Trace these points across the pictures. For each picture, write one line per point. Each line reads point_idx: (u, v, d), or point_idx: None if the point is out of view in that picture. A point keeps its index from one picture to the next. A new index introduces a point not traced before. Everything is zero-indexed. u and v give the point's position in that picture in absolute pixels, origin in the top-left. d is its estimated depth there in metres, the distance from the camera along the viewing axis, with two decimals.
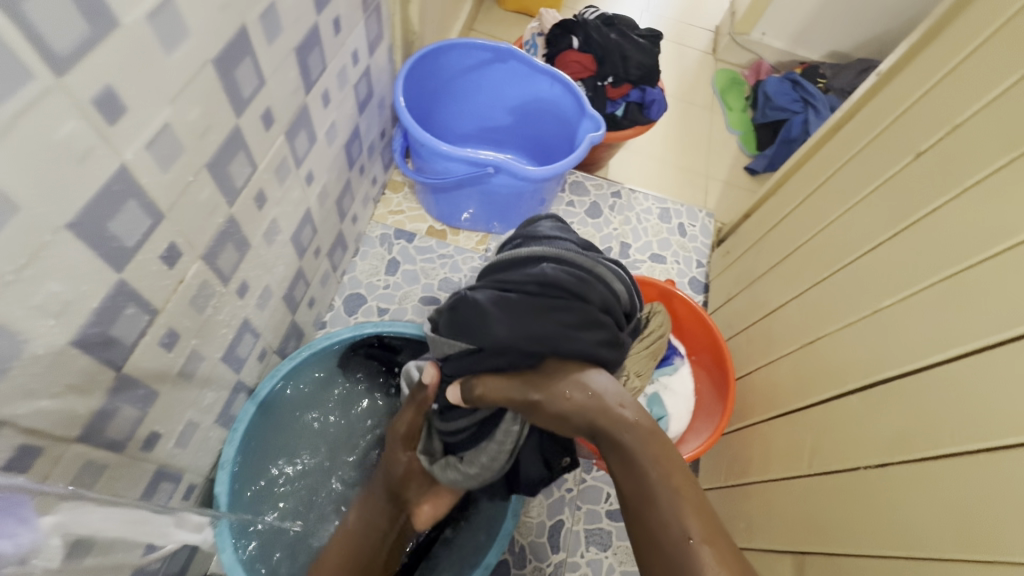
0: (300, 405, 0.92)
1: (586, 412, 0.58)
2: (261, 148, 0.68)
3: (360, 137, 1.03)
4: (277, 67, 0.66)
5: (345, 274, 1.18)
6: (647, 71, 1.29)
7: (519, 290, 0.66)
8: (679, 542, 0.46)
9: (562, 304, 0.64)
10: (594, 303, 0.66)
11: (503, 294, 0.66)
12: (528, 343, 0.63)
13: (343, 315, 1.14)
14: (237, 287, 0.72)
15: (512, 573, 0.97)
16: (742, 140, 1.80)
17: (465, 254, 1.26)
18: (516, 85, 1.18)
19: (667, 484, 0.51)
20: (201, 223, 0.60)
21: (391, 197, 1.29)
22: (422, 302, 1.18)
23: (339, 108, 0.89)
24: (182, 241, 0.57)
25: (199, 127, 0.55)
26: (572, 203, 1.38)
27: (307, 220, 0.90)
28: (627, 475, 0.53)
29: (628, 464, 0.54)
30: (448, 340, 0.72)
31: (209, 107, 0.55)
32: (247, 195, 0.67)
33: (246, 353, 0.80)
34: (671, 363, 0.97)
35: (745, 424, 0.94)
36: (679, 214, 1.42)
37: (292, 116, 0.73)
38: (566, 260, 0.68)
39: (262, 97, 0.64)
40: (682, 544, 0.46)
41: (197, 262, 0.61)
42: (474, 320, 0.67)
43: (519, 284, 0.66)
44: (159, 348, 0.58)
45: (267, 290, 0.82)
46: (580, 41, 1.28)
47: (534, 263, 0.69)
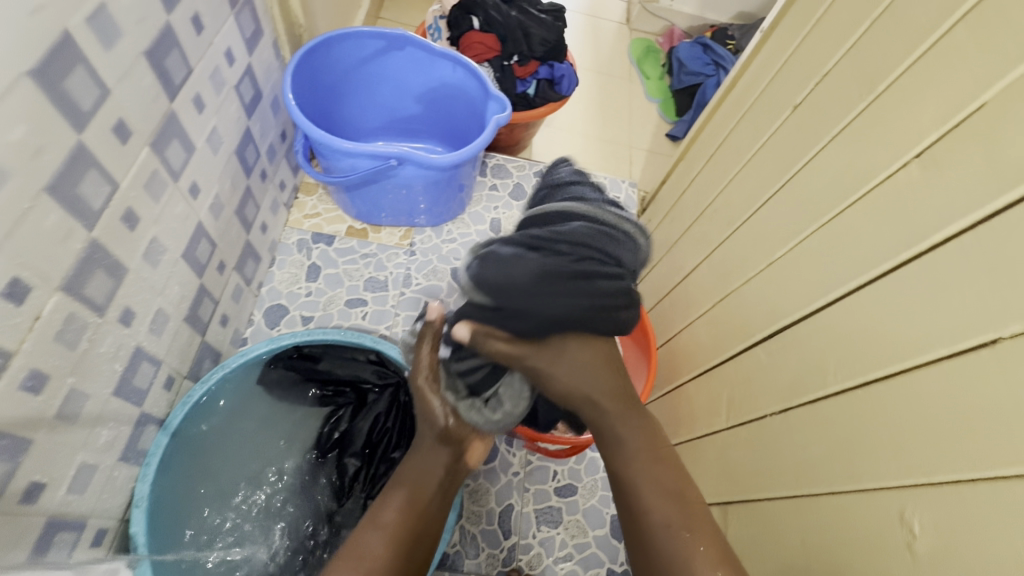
0: (222, 428, 0.87)
1: (574, 397, 0.69)
2: (120, 163, 0.63)
3: (254, 141, 0.98)
4: (124, 73, 0.61)
5: (263, 286, 1.13)
6: (551, 46, 1.28)
7: (552, 249, 0.62)
8: (659, 523, 0.60)
9: (599, 264, 0.63)
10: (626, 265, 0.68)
11: (535, 243, 0.62)
12: (557, 301, 0.62)
13: (265, 329, 1.09)
14: (120, 315, 0.68)
15: (465, 565, 0.96)
16: (661, 108, 1.82)
17: (389, 251, 1.23)
18: (419, 72, 1.14)
19: (666, 485, 0.63)
20: (52, 252, 0.55)
21: (306, 201, 1.24)
22: (348, 305, 1.15)
23: (220, 112, 0.84)
24: (28, 275, 0.52)
25: (27, 149, 0.50)
26: (495, 187, 1.37)
27: (200, 235, 0.85)
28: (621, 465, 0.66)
29: (623, 452, 0.67)
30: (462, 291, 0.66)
31: (36, 125, 0.50)
32: (111, 215, 0.63)
33: (147, 382, 0.76)
34: None
35: (674, 386, 0.97)
36: (603, 187, 1.44)
37: (157, 126, 0.68)
38: (595, 218, 0.67)
39: (110, 108, 0.60)
40: (666, 531, 0.60)
41: (55, 295, 0.56)
42: (503, 276, 0.61)
43: (552, 241, 0.62)
44: (19, 393, 0.54)
45: (162, 313, 0.77)
46: (481, 21, 1.26)
47: (565, 220, 0.67)
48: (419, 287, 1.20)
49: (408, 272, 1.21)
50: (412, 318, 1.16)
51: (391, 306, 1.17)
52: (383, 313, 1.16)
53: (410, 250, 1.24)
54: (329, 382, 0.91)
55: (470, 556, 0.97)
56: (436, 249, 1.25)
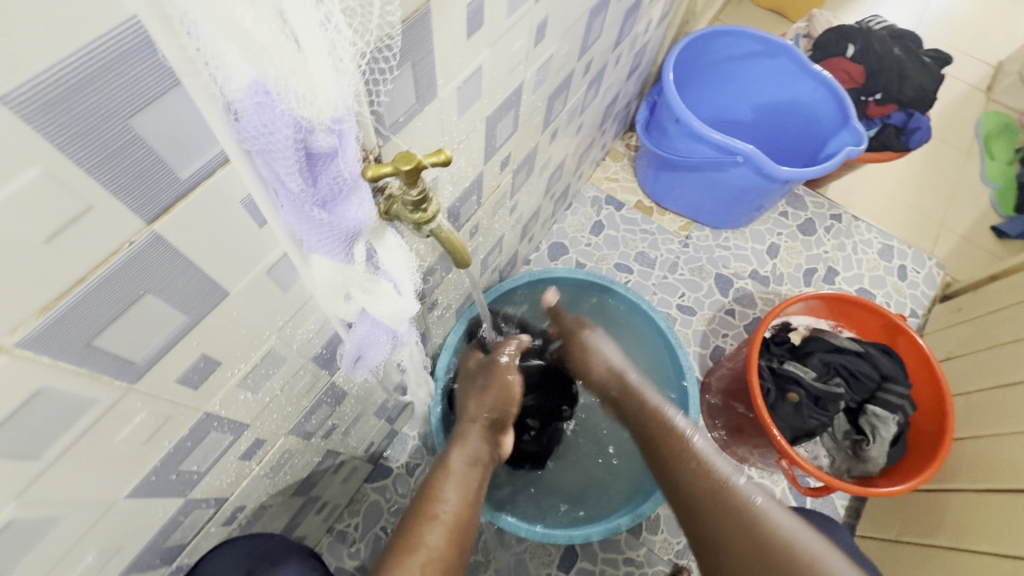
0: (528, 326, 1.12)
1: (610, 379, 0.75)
2: (573, 92, 0.77)
3: (617, 103, 1.10)
4: (612, 23, 0.74)
5: (556, 223, 1.28)
6: (923, 95, 1.19)
7: (887, 366, 0.88)
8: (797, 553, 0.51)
9: (892, 393, 0.86)
10: (899, 424, 0.85)
11: (889, 360, 0.89)
12: (828, 387, 0.87)
13: (546, 259, 1.25)
14: (511, 207, 0.84)
15: (642, 535, 1.01)
16: (998, 197, 1.44)
17: (666, 235, 1.29)
18: (776, 84, 1.15)
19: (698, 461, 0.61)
20: (524, 143, 0.70)
21: (611, 165, 1.36)
22: (616, 268, 1.25)
23: (619, 70, 0.96)
24: (511, 155, 0.68)
25: (559, 64, 0.64)
26: (786, 214, 1.33)
27: (560, 165, 0.99)
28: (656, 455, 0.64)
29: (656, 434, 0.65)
30: (818, 343, 0.92)
31: (571, 47, 0.64)
32: (548, 130, 0.78)
33: (489, 262, 0.93)
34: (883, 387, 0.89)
35: (947, 486, 0.89)
36: (903, 255, 1.31)
37: (597, 70, 0.82)
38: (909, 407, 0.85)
39: (592, 50, 0.73)
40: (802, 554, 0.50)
41: (508, 175, 0.72)
42: (858, 353, 0.90)
43: (890, 365, 0.88)
44: (467, 235, 0.71)
45: (520, 216, 0.94)
46: (857, 50, 1.22)
47: (898, 378, 0.87)
48: (681, 277, 1.25)
49: (676, 260, 1.27)
50: (665, 301, 1.22)
51: (651, 283, 1.24)
52: (643, 287, 1.24)
53: (684, 241, 1.29)
54: (621, 335, 1.10)
55: (649, 530, 1.01)
56: (709, 250, 1.28)
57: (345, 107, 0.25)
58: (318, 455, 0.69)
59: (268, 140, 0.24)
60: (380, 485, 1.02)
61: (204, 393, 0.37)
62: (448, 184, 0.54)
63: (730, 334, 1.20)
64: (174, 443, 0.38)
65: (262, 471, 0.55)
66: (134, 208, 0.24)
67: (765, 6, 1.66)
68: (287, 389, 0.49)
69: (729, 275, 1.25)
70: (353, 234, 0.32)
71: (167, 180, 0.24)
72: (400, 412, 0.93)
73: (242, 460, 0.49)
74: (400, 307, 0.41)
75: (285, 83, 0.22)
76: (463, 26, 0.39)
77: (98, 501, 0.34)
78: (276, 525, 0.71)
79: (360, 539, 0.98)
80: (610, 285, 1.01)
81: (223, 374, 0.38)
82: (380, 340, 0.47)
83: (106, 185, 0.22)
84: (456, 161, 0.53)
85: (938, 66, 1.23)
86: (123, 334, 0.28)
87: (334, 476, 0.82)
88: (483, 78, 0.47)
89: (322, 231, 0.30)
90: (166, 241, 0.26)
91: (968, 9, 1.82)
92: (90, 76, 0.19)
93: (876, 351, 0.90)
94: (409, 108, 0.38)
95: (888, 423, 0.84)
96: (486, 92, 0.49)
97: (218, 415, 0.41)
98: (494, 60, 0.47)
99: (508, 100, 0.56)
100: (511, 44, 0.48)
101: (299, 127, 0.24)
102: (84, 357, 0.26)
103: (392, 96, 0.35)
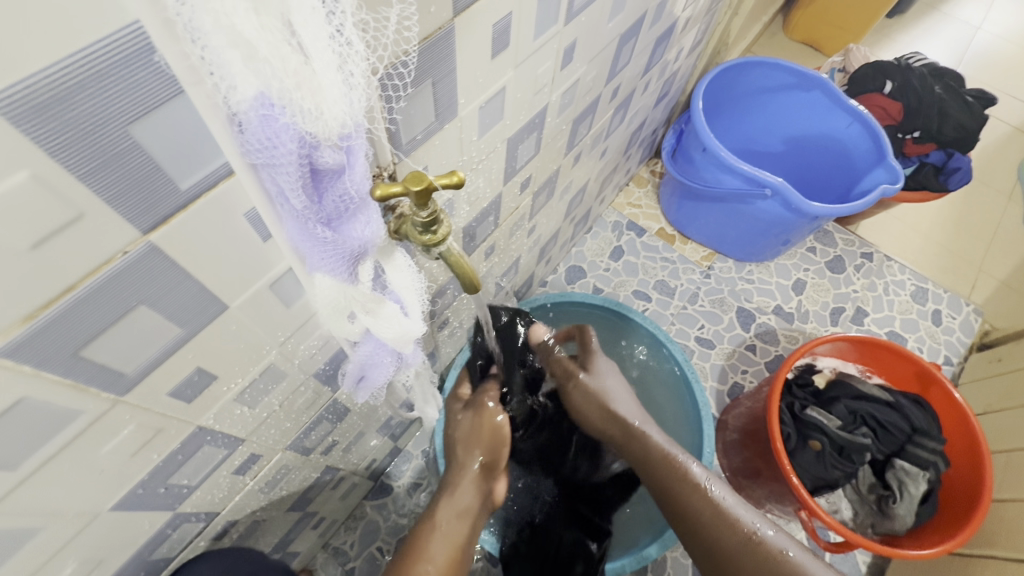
0: None
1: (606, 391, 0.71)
2: (599, 115, 0.76)
3: (645, 129, 1.09)
4: (642, 49, 0.73)
5: (575, 246, 1.26)
6: (964, 135, 1.15)
7: (917, 419, 0.83)
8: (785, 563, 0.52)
9: (922, 449, 0.81)
10: (930, 482, 0.80)
11: (920, 413, 0.84)
12: (855, 438, 0.82)
13: (563, 282, 1.23)
14: (529, 228, 0.83)
15: None
16: None
17: (688, 265, 1.26)
18: (809, 118, 1.12)
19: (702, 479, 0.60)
20: (547, 166, 0.69)
21: (634, 190, 1.34)
22: (635, 295, 1.22)
23: (648, 96, 0.94)
24: (532, 177, 0.67)
25: (586, 87, 0.63)
26: (814, 249, 1.29)
27: (582, 189, 0.98)
28: (665, 500, 0.61)
29: (663, 483, 0.61)
30: (843, 390, 0.88)
31: (599, 72, 0.63)
32: (572, 153, 0.76)
33: (504, 282, 0.92)
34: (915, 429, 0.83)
35: (983, 552, 0.83)
36: (938, 298, 1.25)
37: (624, 95, 0.80)
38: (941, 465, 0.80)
39: (621, 75, 0.72)
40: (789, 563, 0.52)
41: (529, 196, 0.71)
42: (885, 404, 0.86)
43: (921, 418, 0.83)
44: (482, 256, 0.70)
45: (538, 238, 0.92)
46: (894, 86, 1.19)
47: (928, 432, 0.83)
48: (701, 308, 1.21)
49: (697, 290, 1.23)
50: (684, 332, 1.19)
51: (670, 313, 1.21)
52: (661, 316, 1.20)
53: (706, 272, 1.25)
54: (639, 365, 1.05)
55: (654, 572, 0.94)
56: (732, 282, 1.24)
57: (355, 122, 0.24)
58: (316, 471, 0.67)
59: (272, 154, 0.23)
60: (379, 503, 0.99)
61: (197, 407, 0.36)
62: (465, 204, 0.53)
63: (750, 371, 1.15)
64: (164, 456, 0.36)
65: (257, 486, 0.54)
66: (129, 217, 0.23)
67: (798, 38, 1.64)
68: (286, 405, 0.48)
69: (751, 309, 1.21)
70: (358, 253, 0.31)
71: (166, 190, 0.23)
72: (405, 430, 0.91)
73: (234, 475, 0.47)
74: (406, 328, 0.39)
75: (290, 96, 0.21)
76: (488, 47, 0.38)
77: (80, 513, 0.33)
78: (269, 540, 0.69)
79: (355, 558, 0.95)
80: (625, 312, 0.99)
81: (218, 388, 0.37)
82: (379, 364, 0.45)
83: (99, 193, 0.21)
84: (475, 180, 0.52)
85: (980, 106, 1.19)
86: (112, 346, 0.26)
87: (332, 492, 0.80)
88: (506, 99, 0.46)
89: (326, 250, 0.29)
90: (163, 252, 0.25)
91: (1012, 49, 1.77)
92: (88, 81, 0.18)
93: (906, 402, 0.85)
94: (428, 126, 0.37)
95: (918, 481, 0.79)
96: (509, 112, 0.48)
97: (211, 430, 0.39)
98: (519, 82, 0.46)
99: (531, 122, 0.54)
100: (537, 66, 0.48)
101: (304, 143, 0.23)
102: (70, 367, 0.25)
103: (408, 113, 0.34)
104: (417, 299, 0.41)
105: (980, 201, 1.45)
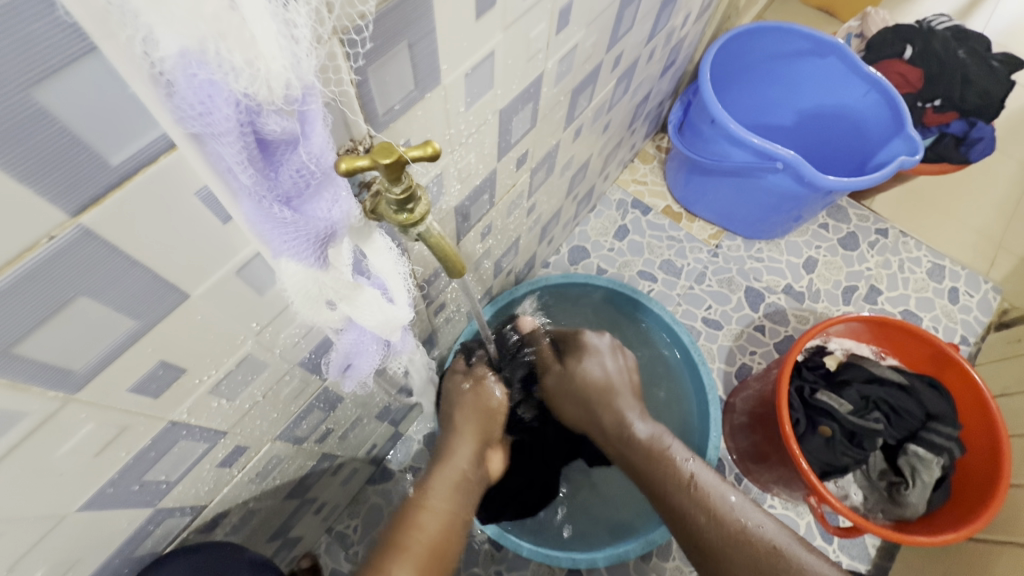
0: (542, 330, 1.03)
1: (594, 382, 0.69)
2: (601, 85, 0.71)
3: (650, 101, 1.04)
4: (646, 14, 0.68)
5: (578, 226, 1.22)
6: (989, 102, 1.09)
7: (931, 403, 0.81)
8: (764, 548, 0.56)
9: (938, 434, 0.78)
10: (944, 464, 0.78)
11: (936, 398, 0.81)
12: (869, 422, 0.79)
13: (565, 262, 1.19)
14: (528, 207, 0.79)
15: (652, 561, 0.93)
16: None
17: (695, 244, 1.22)
18: (823, 86, 1.06)
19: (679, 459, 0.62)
20: (545, 139, 0.65)
21: (639, 167, 1.29)
22: (640, 275, 1.19)
23: (653, 66, 0.90)
24: (529, 152, 0.63)
25: (586, 54, 0.59)
26: (826, 226, 1.25)
27: (584, 165, 0.94)
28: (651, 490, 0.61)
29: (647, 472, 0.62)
30: (857, 372, 0.85)
31: (598, 38, 0.59)
32: (572, 126, 0.72)
33: (503, 265, 0.89)
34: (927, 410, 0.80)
35: (1000, 538, 0.81)
36: (955, 275, 1.21)
37: (627, 65, 0.76)
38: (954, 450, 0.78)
39: (623, 42, 0.67)
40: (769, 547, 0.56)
41: (526, 172, 0.67)
42: (900, 389, 0.83)
43: (936, 403, 0.81)
44: (477, 238, 0.67)
45: (539, 217, 0.89)
46: (915, 52, 1.13)
47: (942, 417, 0.80)
48: (709, 288, 1.18)
49: (704, 270, 1.19)
50: (690, 313, 1.16)
51: (676, 293, 1.17)
52: (667, 297, 1.17)
53: (714, 251, 1.21)
54: (642, 346, 1.02)
55: (659, 556, 0.93)
56: (740, 261, 1.20)
57: (306, 83, 0.21)
58: (311, 460, 0.66)
59: (207, 122, 0.20)
60: (381, 488, 0.99)
61: (167, 401, 0.34)
62: (454, 182, 0.50)
63: (758, 352, 1.12)
64: (133, 453, 0.34)
65: (246, 478, 0.52)
66: (48, 197, 0.20)
67: (813, 4, 1.56)
68: (270, 395, 0.45)
69: (760, 289, 1.18)
70: (326, 235, 0.28)
71: (92, 165, 0.20)
72: (404, 416, 0.89)
73: (219, 468, 0.46)
74: (391, 315, 0.37)
75: (216, 49, 0.18)
76: (472, 5, 0.34)
77: (42, 517, 0.31)
78: (265, 530, 0.68)
79: (358, 543, 0.95)
80: (635, 295, 0.95)
81: (189, 382, 0.34)
82: (358, 353, 0.43)
83: (5, 168, 0.18)
84: (464, 156, 0.48)
85: (1006, 72, 1.12)
86: (51, 342, 0.24)
87: (331, 479, 0.79)
88: (495, 66, 0.42)
89: (288, 233, 0.26)
90: (100, 237, 0.23)
91: None
92: None
93: (921, 386, 0.82)
94: (406, 94, 0.34)
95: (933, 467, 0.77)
96: (499, 81, 0.45)
97: (187, 424, 0.37)
98: (509, 46, 0.42)
99: (525, 92, 0.51)
100: (529, 29, 0.44)
101: (242, 108, 0.20)
102: (2, 363, 0.23)
103: (381, 79, 0.31)
104: (403, 282, 0.39)
105: (1004, 173, 1.38)
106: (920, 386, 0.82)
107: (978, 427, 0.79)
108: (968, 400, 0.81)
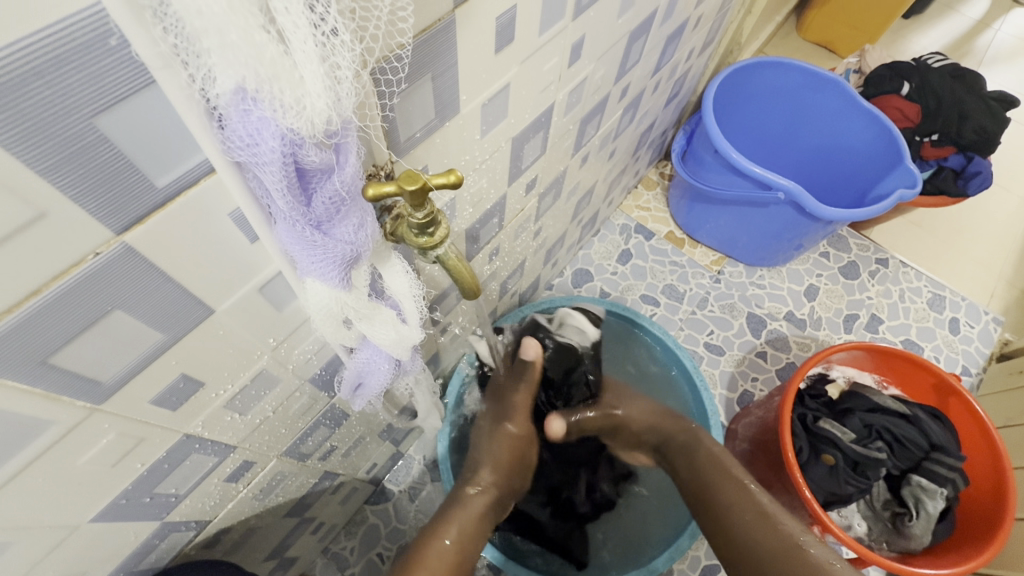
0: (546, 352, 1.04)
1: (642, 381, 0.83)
2: (608, 114, 0.74)
3: (654, 130, 1.07)
4: (653, 47, 0.71)
5: (582, 249, 1.24)
6: (985, 137, 1.11)
7: (934, 434, 0.81)
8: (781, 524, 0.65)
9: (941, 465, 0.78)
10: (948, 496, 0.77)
11: (938, 429, 0.81)
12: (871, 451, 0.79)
13: (569, 285, 1.21)
14: (535, 230, 0.81)
15: None
16: None
17: (697, 269, 1.23)
18: (822, 119, 1.10)
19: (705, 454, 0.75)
20: (553, 165, 0.67)
21: (643, 193, 1.32)
22: (643, 299, 1.20)
23: (657, 97, 0.92)
24: (538, 177, 0.65)
25: (594, 86, 0.61)
26: (827, 254, 1.26)
27: (590, 190, 0.96)
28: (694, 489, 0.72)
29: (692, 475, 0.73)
30: (859, 401, 0.85)
31: (607, 70, 0.61)
32: (580, 153, 0.74)
33: (508, 286, 0.90)
34: (931, 441, 0.80)
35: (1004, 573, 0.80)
36: (956, 306, 1.22)
37: (634, 95, 0.78)
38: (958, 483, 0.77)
39: (630, 74, 0.70)
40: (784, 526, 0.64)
41: (535, 197, 0.69)
42: (902, 418, 0.83)
43: (939, 433, 0.81)
44: (485, 259, 0.68)
45: (545, 240, 0.90)
46: (912, 88, 1.16)
47: (944, 448, 0.80)
48: (711, 314, 1.19)
49: (706, 295, 1.21)
50: (692, 338, 1.16)
51: (678, 318, 1.18)
52: (669, 321, 1.18)
53: (716, 276, 1.23)
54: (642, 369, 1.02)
55: None
56: (742, 287, 1.21)
57: (344, 116, 0.23)
58: (314, 477, 0.66)
59: (254, 151, 0.21)
60: (380, 508, 0.98)
61: (184, 414, 0.35)
62: (466, 206, 0.51)
63: (760, 379, 1.12)
64: (149, 464, 0.35)
65: (251, 493, 0.52)
66: (98, 216, 0.21)
67: (812, 39, 1.62)
68: (280, 411, 0.46)
69: (762, 316, 1.18)
70: (350, 257, 0.29)
71: (140, 187, 0.22)
72: (405, 435, 0.88)
73: (226, 483, 0.46)
74: (405, 334, 0.38)
75: (269, 88, 0.20)
76: (491, 41, 0.36)
77: (55, 525, 0.32)
78: (264, 547, 0.68)
79: (355, 564, 0.94)
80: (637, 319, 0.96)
81: (205, 395, 0.35)
82: (371, 373, 0.44)
83: (63, 189, 0.19)
84: (477, 180, 0.50)
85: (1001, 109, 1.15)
86: (87, 352, 0.25)
87: (331, 497, 0.78)
88: (510, 97, 0.44)
89: (316, 254, 0.28)
90: (139, 254, 0.24)
91: None
92: (45, 68, 0.17)
93: (924, 417, 0.82)
94: (427, 123, 0.36)
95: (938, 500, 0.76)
96: (513, 111, 0.46)
97: (200, 437, 0.38)
98: (523, 77, 0.44)
99: (537, 121, 0.53)
100: (543, 62, 0.46)
101: (286, 139, 0.22)
102: (37, 374, 0.24)
103: (406, 110, 0.33)
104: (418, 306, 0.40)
105: (1002, 206, 1.40)
106: (922, 416, 0.82)
107: (985, 462, 0.78)
108: (973, 432, 0.81)
